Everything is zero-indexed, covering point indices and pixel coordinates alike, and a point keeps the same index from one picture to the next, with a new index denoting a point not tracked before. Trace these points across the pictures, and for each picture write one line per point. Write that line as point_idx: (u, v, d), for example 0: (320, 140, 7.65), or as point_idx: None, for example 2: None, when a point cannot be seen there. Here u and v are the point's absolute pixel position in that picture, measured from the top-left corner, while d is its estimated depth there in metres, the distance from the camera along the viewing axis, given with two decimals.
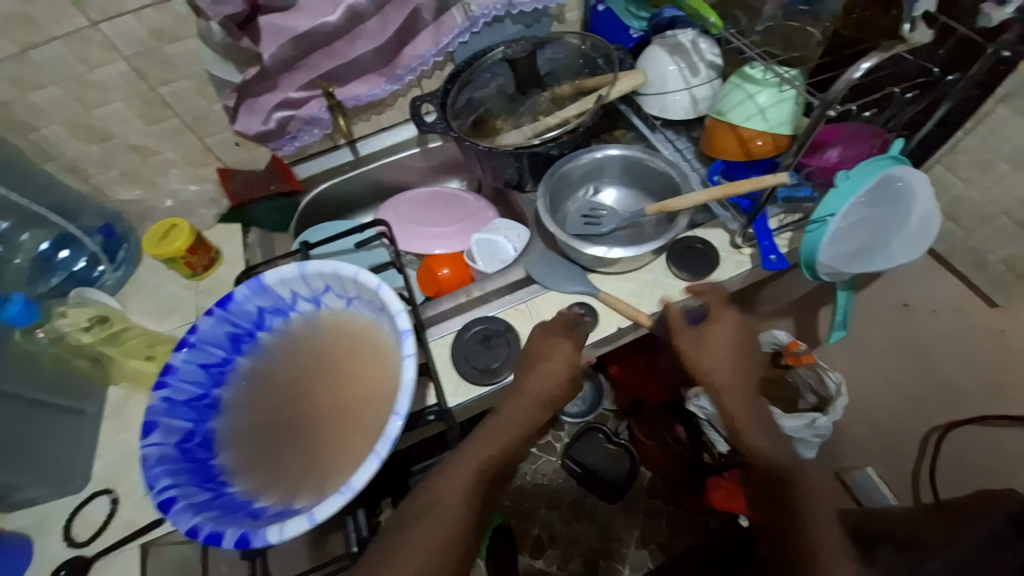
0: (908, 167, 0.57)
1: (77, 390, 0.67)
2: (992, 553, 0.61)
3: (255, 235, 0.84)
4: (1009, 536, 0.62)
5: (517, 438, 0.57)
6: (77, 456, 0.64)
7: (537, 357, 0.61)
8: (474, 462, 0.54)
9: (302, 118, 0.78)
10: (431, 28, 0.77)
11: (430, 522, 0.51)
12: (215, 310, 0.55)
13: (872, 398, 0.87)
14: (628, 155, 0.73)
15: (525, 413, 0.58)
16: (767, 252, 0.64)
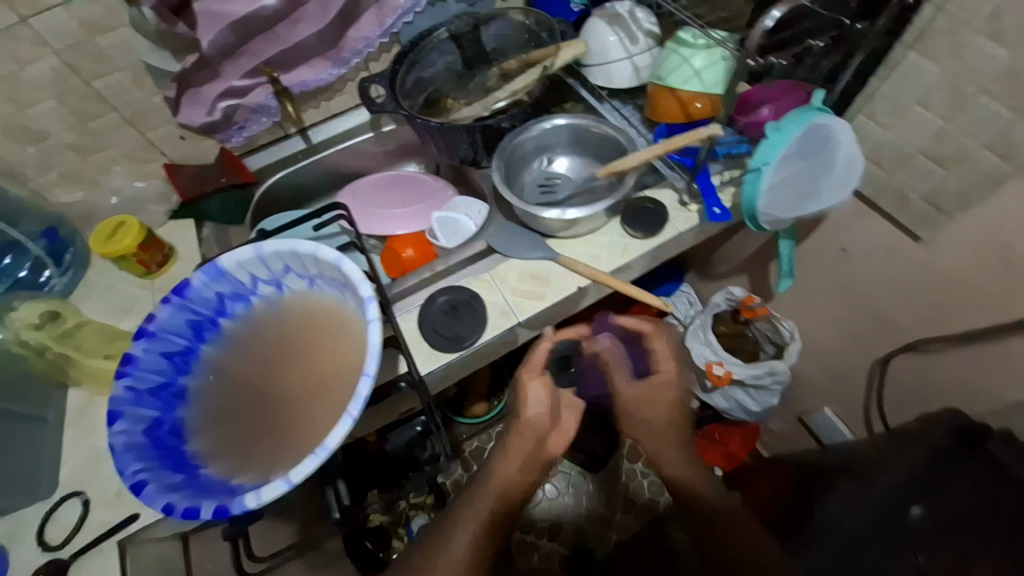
0: (830, 116, 0.62)
1: (35, 398, 0.66)
2: None
3: (209, 229, 0.82)
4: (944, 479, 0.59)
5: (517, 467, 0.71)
6: (42, 463, 0.63)
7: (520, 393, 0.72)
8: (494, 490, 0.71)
9: (248, 107, 0.78)
10: (374, 9, 0.77)
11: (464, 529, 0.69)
12: (172, 298, 0.54)
13: (823, 341, 0.96)
14: (576, 124, 0.75)
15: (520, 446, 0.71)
16: (711, 205, 0.69)
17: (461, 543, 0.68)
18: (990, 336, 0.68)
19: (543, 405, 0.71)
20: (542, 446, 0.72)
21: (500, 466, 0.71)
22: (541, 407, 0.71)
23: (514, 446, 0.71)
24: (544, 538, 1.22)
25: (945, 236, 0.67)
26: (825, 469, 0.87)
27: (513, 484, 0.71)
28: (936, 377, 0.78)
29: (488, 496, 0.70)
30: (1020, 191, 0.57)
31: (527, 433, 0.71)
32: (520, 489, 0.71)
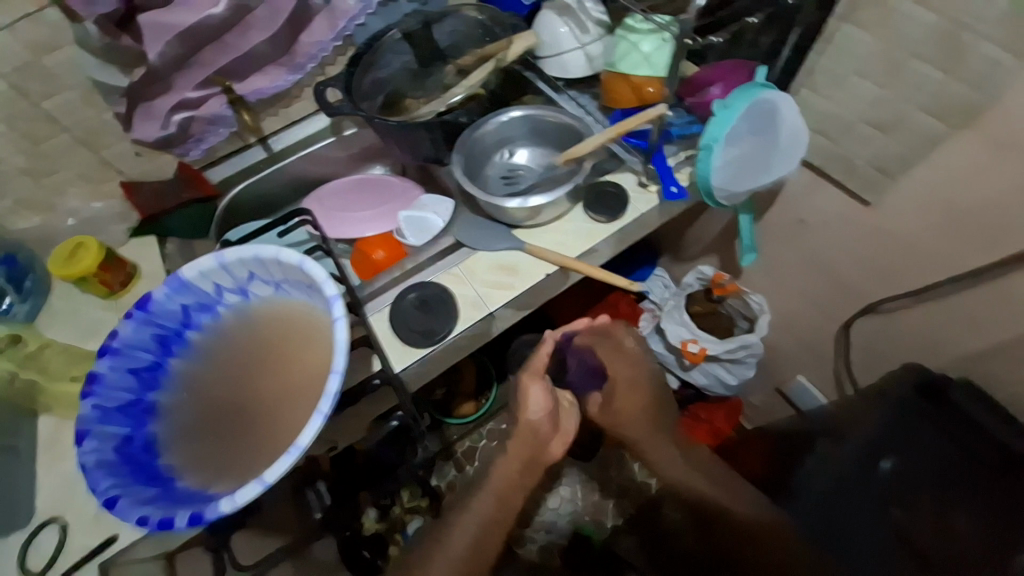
0: (774, 91, 0.65)
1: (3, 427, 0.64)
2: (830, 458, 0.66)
3: (173, 245, 0.81)
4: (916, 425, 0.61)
5: (518, 471, 0.72)
6: (15, 496, 0.62)
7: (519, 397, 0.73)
8: (492, 496, 0.71)
9: (204, 118, 0.77)
10: (325, 12, 0.77)
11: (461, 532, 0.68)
12: (134, 313, 0.54)
13: (792, 312, 0.99)
14: (532, 115, 0.77)
15: (522, 448, 0.72)
16: (668, 185, 0.71)
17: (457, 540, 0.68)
18: (944, 289, 0.71)
19: (544, 410, 0.72)
20: (541, 453, 0.73)
21: (501, 470, 0.72)
22: (542, 412, 0.72)
23: (514, 448, 0.73)
24: (542, 529, 1.22)
25: (892, 198, 0.70)
26: (802, 434, 0.90)
27: (514, 485, 0.72)
28: (896, 335, 0.82)
29: (488, 499, 0.71)
30: (959, 147, 0.60)
31: (529, 436, 0.72)
32: (517, 493, 0.73)
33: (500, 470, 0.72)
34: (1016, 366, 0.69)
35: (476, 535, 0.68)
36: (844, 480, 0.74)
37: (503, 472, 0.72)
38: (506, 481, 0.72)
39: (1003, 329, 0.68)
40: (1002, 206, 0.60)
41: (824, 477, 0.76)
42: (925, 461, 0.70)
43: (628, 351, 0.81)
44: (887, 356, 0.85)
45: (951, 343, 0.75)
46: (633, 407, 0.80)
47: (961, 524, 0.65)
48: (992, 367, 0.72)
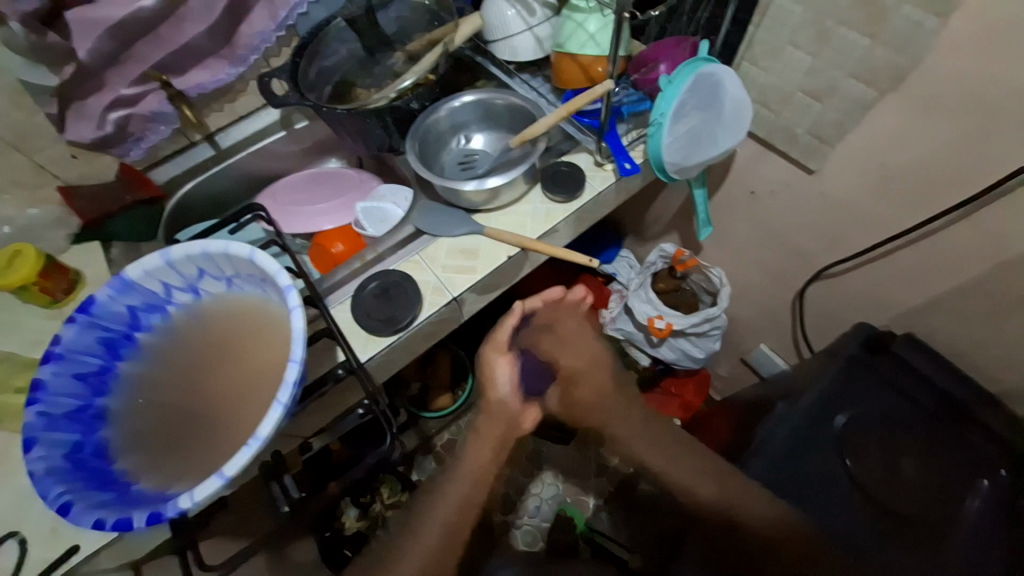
0: (717, 64, 0.66)
1: None
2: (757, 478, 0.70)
3: (118, 249, 0.77)
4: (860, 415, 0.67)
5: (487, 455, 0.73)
6: None
7: (483, 369, 0.73)
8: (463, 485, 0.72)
9: (143, 116, 0.74)
10: (264, 2, 0.74)
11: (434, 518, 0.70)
12: (77, 316, 0.51)
13: (750, 283, 1.02)
14: (483, 99, 0.77)
15: (491, 428, 0.73)
16: (621, 162, 0.72)
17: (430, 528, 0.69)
18: (886, 247, 0.75)
19: (509, 387, 0.73)
20: (511, 431, 0.74)
21: (471, 453, 0.73)
22: (506, 389, 0.73)
23: (484, 431, 0.73)
24: (526, 514, 1.23)
25: (832, 165, 0.73)
26: (767, 399, 0.93)
27: (485, 467, 0.73)
28: (846, 296, 0.85)
29: (461, 483, 0.72)
30: (889, 111, 0.63)
31: (497, 416, 0.73)
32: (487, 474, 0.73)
33: (467, 458, 0.73)
34: (952, 317, 0.74)
35: (451, 518, 0.70)
36: (804, 435, 0.76)
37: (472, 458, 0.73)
38: (478, 462, 0.73)
39: (939, 283, 0.72)
40: (930, 163, 0.63)
41: (784, 432, 0.77)
42: (873, 411, 0.76)
43: (575, 338, 0.78)
44: (838, 317, 0.90)
45: (894, 300, 0.80)
46: (597, 391, 0.77)
47: (909, 467, 0.71)
48: (932, 320, 0.77)
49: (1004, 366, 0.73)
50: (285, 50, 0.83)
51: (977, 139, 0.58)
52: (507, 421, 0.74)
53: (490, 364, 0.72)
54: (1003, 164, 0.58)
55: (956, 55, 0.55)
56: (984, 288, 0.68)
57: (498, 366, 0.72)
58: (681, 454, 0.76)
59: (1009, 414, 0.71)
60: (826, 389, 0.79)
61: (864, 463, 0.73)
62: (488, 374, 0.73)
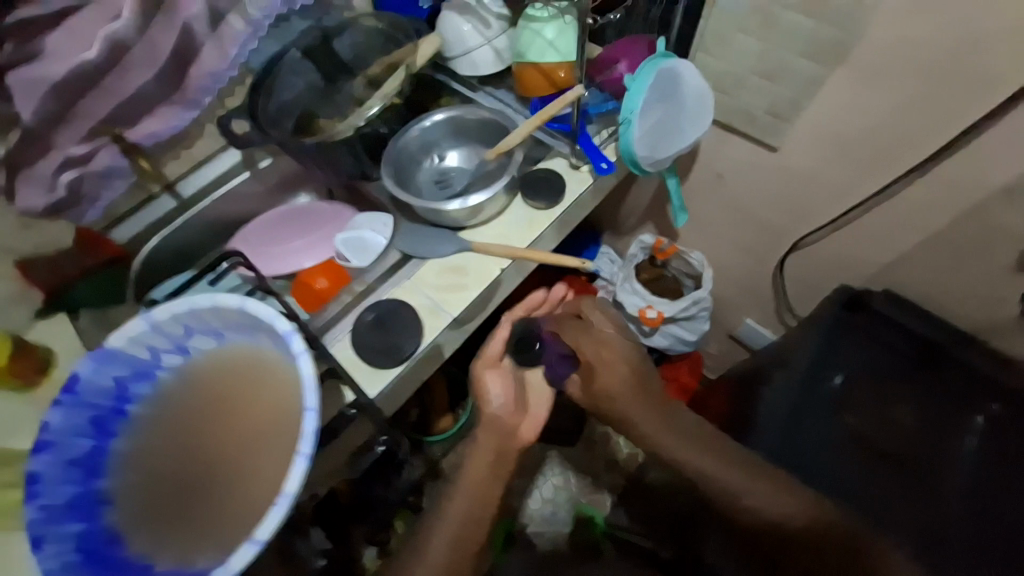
0: (675, 59, 0.69)
1: None
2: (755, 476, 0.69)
3: (86, 317, 0.72)
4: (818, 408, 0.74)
5: (490, 474, 0.70)
6: None
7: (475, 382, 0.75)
8: (464, 502, 0.68)
9: (95, 174, 0.70)
10: (211, 41, 0.69)
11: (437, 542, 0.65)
12: (62, 399, 0.48)
13: (729, 262, 1.05)
14: (452, 116, 0.77)
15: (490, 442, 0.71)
16: (598, 162, 0.74)
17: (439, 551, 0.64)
18: (854, 213, 0.79)
19: (502, 396, 0.75)
20: (510, 439, 0.73)
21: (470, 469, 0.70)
22: (500, 398, 0.75)
23: (482, 443, 0.71)
24: (545, 523, 1.15)
25: (792, 140, 0.76)
26: (761, 370, 0.96)
27: (487, 482, 0.70)
28: (822, 263, 0.90)
29: (464, 497, 0.68)
30: (838, 84, 0.67)
31: (493, 426, 0.72)
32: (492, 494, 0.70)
33: (467, 478, 0.69)
34: (922, 267, 0.78)
35: (456, 531, 0.66)
36: (803, 399, 0.79)
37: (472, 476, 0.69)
38: (478, 475, 0.69)
39: (906, 239, 0.77)
40: (881, 129, 0.67)
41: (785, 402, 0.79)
42: (867, 368, 0.79)
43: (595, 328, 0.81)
44: (816, 284, 0.94)
45: (867, 260, 0.84)
46: (616, 382, 0.76)
47: (905, 416, 0.75)
48: (904, 273, 0.81)
49: (975, 306, 0.77)
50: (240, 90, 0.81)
51: (922, 102, 0.62)
52: (506, 426, 0.73)
53: (485, 379, 0.74)
54: (948, 120, 0.62)
55: (889, 26, 0.59)
56: (948, 238, 0.73)
57: (490, 378, 0.75)
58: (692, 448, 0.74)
59: (985, 349, 0.76)
60: (817, 354, 0.81)
61: (862, 417, 0.76)
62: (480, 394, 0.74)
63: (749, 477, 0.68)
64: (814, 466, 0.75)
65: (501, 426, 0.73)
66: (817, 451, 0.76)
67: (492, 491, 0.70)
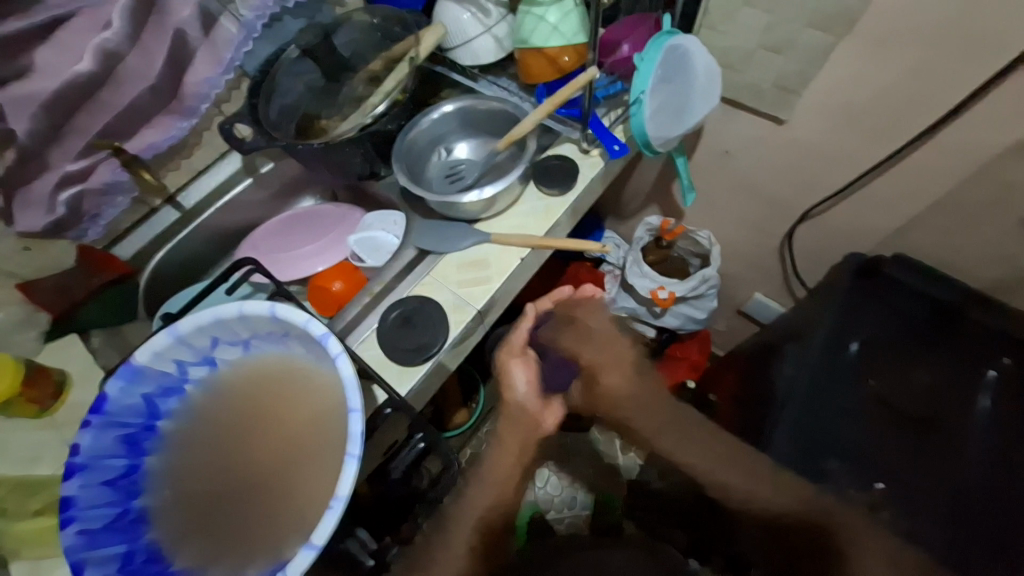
0: (681, 36, 0.69)
1: None
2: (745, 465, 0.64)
3: (98, 338, 0.70)
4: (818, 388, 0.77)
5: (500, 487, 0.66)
6: None
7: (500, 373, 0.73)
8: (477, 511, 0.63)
9: (95, 190, 0.70)
10: (206, 47, 0.72)
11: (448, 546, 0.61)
12: (92, 419, 0.47)
13: (736, 238, 1.06)
14: (460, 108, 0.76)
15: (507, 452, 0.68)
16: (610, 145, 0.73)
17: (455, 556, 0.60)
18: (863, 180, 0.80)
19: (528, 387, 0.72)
20: (533, 433, 0.71)
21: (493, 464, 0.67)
22: (525, 390, 0.72)
23: (506, 435, 0.70)
24: (565, 506, 1.14)
25: (799, 112, 0.77)
26: (772, 343, 0.97)
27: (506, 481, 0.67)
28: (831, 232, 0.91)
29: (481, 495, 0.65)
30: (847, 52, 0.67)
31: (517, 416, 0.71)
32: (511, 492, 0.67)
33: (482, 485, 0.65)
34: (931, 229, 0.80)
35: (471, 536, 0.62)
36: (825, 366, 0.79)
37: (483, 486, 0.65)
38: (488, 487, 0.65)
39: (916, 202, 0.78)
40: (891, 95, 0.68)
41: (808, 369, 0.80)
42: (883, 331, 0.80)
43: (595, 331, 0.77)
44: (824, 253, 0.95)
45: (877, 226, 0.85)
46: (624, 387, 0.72)
47: (924, 374, 0.76)
48: (914, 236, 0.83)
49: (982, 264, 0.80)
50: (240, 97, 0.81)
51: (932, 65, 0.63)
52: (532, 416, 0.71)
53: (511, 369, 0.72)
54: (960, 81, 0.62)
55: None
56: (957, 199, 0.74)
57: (513, 370, 0.72)
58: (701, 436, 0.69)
59: (989, 303, 0.78)
60: (838, 320, 0.82)
61: (881, 381, 0.77)
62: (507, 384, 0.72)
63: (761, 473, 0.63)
64: (837, 445, 0.74)
65: (525, 417, 0.71)
66: (839, 425, 0.76)
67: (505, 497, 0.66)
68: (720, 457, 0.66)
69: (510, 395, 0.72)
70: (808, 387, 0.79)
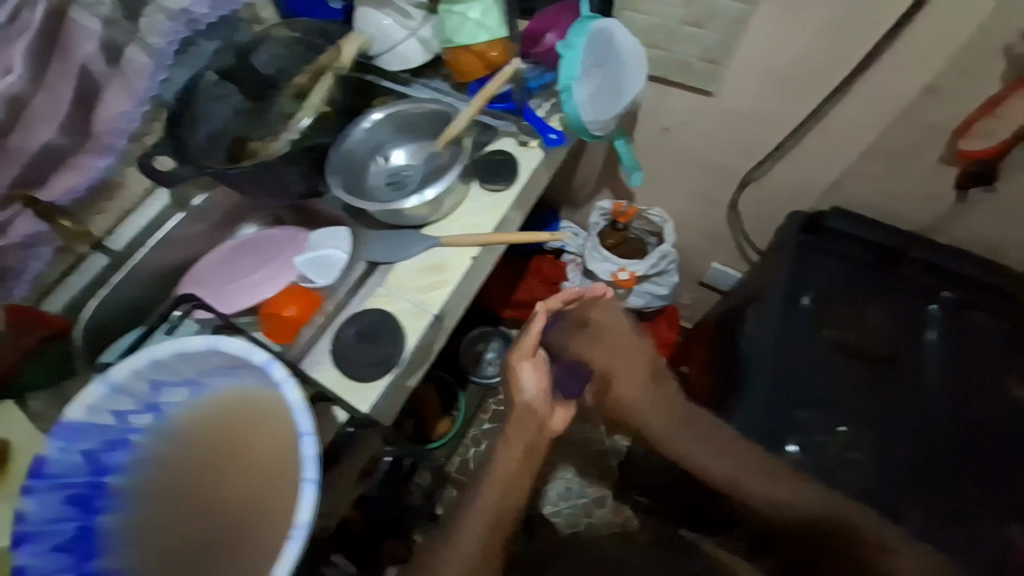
0: (603, 20, 0.71)
1: None
2: (742, 454, 0.71)
3: (39, 403, 0.65)
4: (775, 352, 0.79)
5: (507, 494, 0.66)
6: None
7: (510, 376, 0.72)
8: (488, 509, 0.64)
9: (16, 245, 0.66)
10: (117, 80, 0.70)
11: (462, 541, 0.62)
12: (32, 484, 0.45)
13: (688, 213, 1.08)
14: (393, 113, 0.75)
15: (511, 465, 0.68)
16: (547, 133, 0.74)
17: (465, 548, 0.62)
18: (792, 141, 0.83)
19: (537, 388, 0.72)
20: (542, 431, 0.72)
21: (502, 455, 0.68)
22: (534, 391, 0.72)
23: (513, 433, 0.70)
24: (560, 499, 1.16)
25: (727, 82, 0.79)
26: (737, 310, 1.00)
27: (515, 479, 0.68)
28: (773, 196, 0.94)
29: (494, 487, 0.66)
30: (763, 19, 0.69)
31: (524, 414, 0.71)
32: (522, 485, 0.69)
33: (488, 483, 0.66)
34: (868, 179, 0.84)
35: (486, 536, 0.63)
36: (784, 325, 0.81)
37: (488, 495, 0.65)
38: (494, 501, 0.65)
39: (846, 155, 0.82)
40: (807, 56, 0.71)
41: (767, 331, 0.81)
42: (832, 285, 0.82)
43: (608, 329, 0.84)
44: (770, 215, 0.98)
45: (821, 182, 0.88)
46: (636, 391, 0.81)
47: (874, 316, 0.79)
48: (850, 187, 0.86)
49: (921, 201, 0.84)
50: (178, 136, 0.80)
51: (842, 23, 0.66)
52: (539, 416, 0.72)
53: (520, 372, 0.71)
54: (864, 35, 0.66)
55: None
56: (884, 147, 0.78)
57: (523, 371, 0.72)
58: (691, 430, 0.76)
59: (931, 243, 0.83)
60: (791, 275, 0.84)
61: (833, 329, 0.80)
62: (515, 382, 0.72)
63: (757, 467, 0.69)
64: (796, 396, 0.76)
65: (534, 418, 0.72)
66: (798, 378, 0.78)
67: (512, 504, 0.66)
68: (738, 468, 0.70)
69: (518, 391, 0.72)
70: (768, 351, 0.80)
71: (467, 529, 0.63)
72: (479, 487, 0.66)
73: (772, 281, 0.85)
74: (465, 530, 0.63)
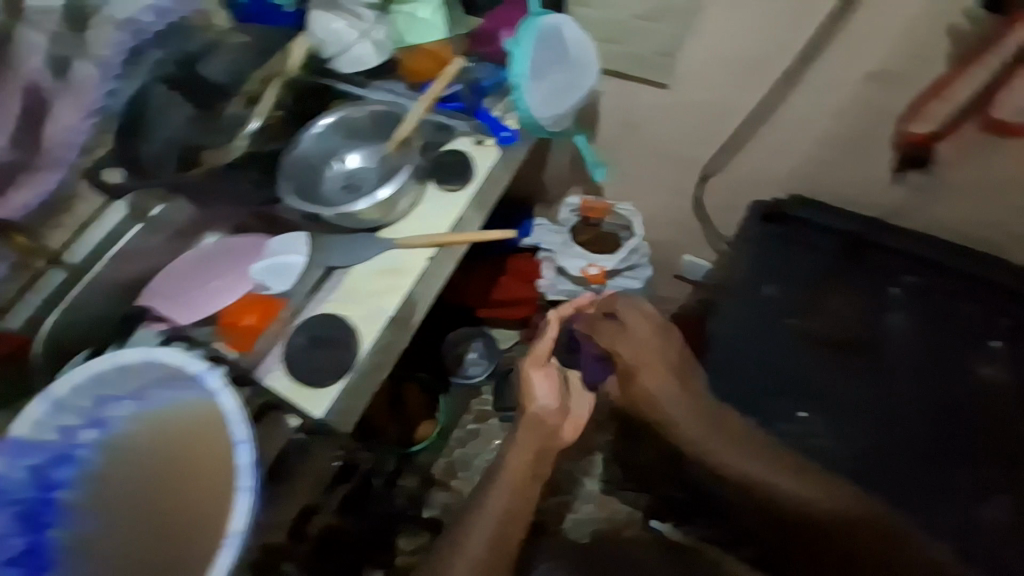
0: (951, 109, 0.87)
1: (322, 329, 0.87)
2: (921, 490, 0.84)
3: (412, 198, 0.98)
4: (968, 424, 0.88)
5: (694, 421, 0.91)
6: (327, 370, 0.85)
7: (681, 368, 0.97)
8: (692, 424, 0.92)
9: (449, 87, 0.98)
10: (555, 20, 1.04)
11: (685, 427, 0.92)
12: None
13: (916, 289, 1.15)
14: None
15: (701, 419, 0.91)
16: None
17: (681, 427, 0.93)
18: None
19: (652, 385, 0.96)
20: (651, 400, 0.97)
21: (675, 404, 0.93)
22: (657, 387, 0.96)
23: (682, 402, 0.93)
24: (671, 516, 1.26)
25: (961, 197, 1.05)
26: None
27: (696, 419, 0.92)
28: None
29: (693, 418, 0.92)
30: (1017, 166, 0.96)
31: (648, 392, 0.97)
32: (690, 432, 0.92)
33: (693, 412, 0.92)
34: None
35: (694, 435, 0.91)
36: (976, 393, 0.90)
37: (692, 420, 0.92)
38: (689, 425, 0.92)
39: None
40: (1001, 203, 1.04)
41: (965, 390, 0.90)
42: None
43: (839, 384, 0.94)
44: None
45: (978, 237, 1.11)
46: (818, 429, 0.91)
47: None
48: None
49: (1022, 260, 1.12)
50: (552, 62, 1.08)
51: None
52: (650, 400, 0.97)
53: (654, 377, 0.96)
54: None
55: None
56: None
57: (640, 372, 0.97)
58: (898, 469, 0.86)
59: None
60: (1002, 356, 0.92)
61: (893, 383, 0.92)
62: (528, 394, 0.98)
63: (920, 499, 0.83)
64: (884, 445, 0.88)
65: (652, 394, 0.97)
66: (894, 421, 0.90)
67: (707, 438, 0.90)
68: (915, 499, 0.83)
69: (657, 377, 0.96)
70: (962, 415, 0.89)
71: (682, 422, 0.93)
72: (681, 408, 0.93)
73: (975, 349, 0.93)
74: (682, 423, 0.93)
